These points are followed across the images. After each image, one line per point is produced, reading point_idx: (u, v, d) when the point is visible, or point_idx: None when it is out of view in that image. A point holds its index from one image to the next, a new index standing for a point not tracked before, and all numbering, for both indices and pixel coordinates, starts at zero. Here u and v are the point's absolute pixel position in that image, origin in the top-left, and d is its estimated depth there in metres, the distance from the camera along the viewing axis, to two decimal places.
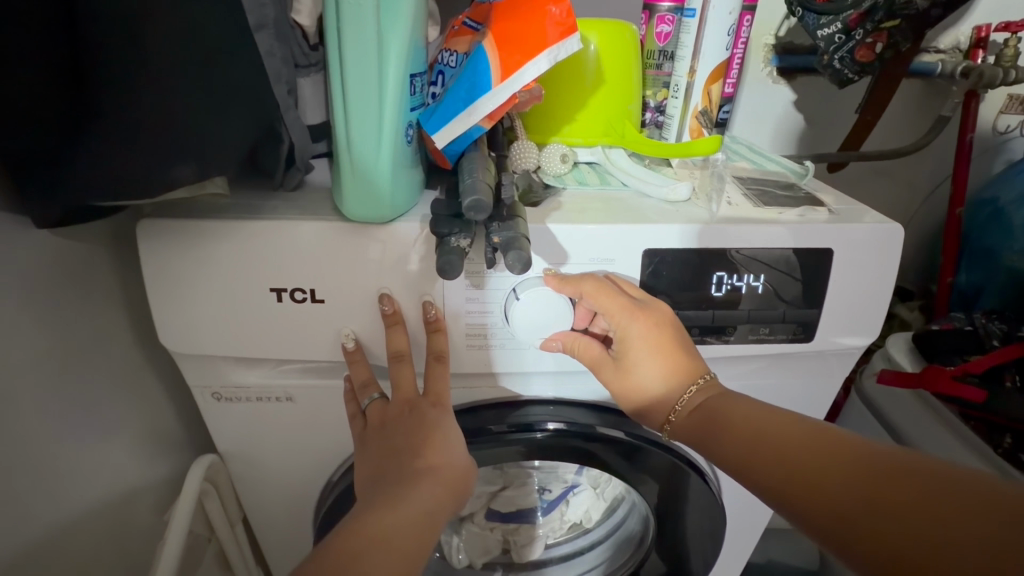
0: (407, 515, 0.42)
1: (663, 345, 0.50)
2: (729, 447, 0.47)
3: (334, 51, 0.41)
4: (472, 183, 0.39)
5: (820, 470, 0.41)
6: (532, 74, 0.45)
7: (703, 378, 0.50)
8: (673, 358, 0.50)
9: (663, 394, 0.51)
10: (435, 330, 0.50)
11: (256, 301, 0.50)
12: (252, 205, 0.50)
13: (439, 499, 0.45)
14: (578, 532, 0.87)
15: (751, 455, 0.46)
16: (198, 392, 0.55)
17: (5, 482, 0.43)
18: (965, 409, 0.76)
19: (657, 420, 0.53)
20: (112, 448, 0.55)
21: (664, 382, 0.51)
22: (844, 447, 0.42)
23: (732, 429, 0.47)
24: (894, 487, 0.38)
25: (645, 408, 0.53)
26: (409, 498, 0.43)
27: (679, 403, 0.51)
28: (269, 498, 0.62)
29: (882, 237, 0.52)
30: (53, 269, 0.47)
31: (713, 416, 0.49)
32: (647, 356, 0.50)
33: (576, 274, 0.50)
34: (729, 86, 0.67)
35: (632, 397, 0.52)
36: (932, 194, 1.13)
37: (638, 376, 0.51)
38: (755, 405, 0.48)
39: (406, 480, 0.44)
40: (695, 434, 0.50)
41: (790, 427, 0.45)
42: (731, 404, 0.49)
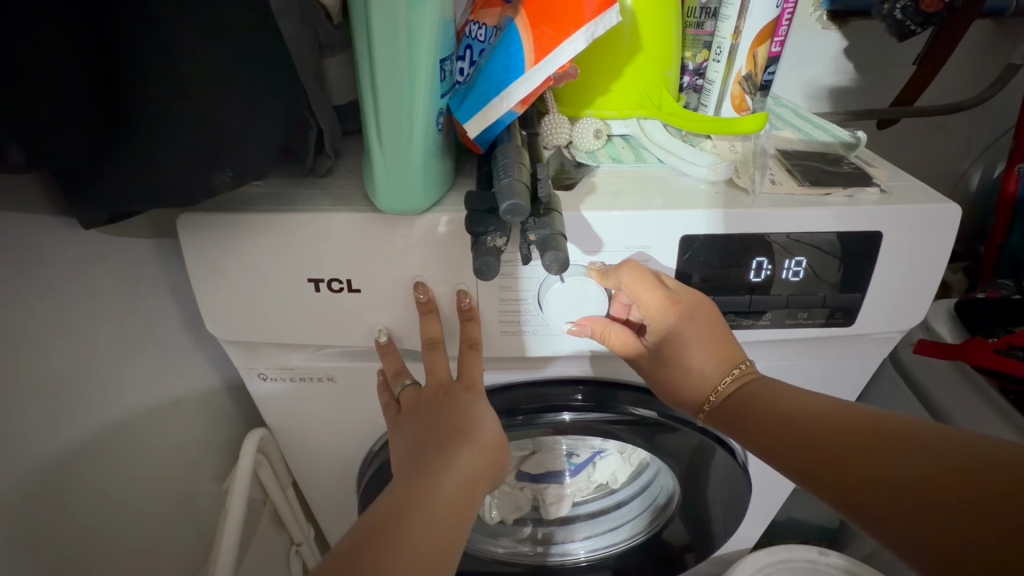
0: (449, 486, 0.44)
1: (701, 337, 0.50)
2: (760, 430, 0.48)
3: (361, 33, 0.39)
4: (508, 183, 0.38)
5: (832, 445, 0.44)
6: (568, 53, 0.42)
7: (742, 365, 0.51)
8: (714, 347, 0.50)
9: (699, 384, 0.52)
10: (468, 318, 0.51)
11: (296, 291, 0.51)
12: (285, 194, 0.50)
13: (478, 470, 0.46)
14: (604, 492, 0.91)
15: (779, 438, 0.47)
16: (245, 373, 0.58)
17: (78, 460, 0.48)
18: (1004, 382, 0.76)
19: (692, 406, 0.54)
20: (170, 426, 0.59)
21: (703, 371, 0.52)
22: (850, 420, 0.44)
23: (760, 410, 0.49)
24: (896, 456, 0.40)
25: (681, 397, 0.54)
26: (450, 468, 0.45)
27: (715, 391, 0.52)
28: (315, 469, 0.67)
29: (938, 217, 0.49)
30: (102, 264, 0.48)
31: (747, 405, 0.50)
32: (689, 347, 0.50)
33: (613, 264, 0.49)
34: (778, 45, 0.60)
35: (667, 379, 0.54)
36: (990, 148, 1.06)
37: (679, 362, 0.52)
38: (789, 393, 0.49)
39: (445, 451, 0.46)
40: (731, 419, 0.51)
41: (817, 413, 0.46)
42: (766, 391, 0.50)
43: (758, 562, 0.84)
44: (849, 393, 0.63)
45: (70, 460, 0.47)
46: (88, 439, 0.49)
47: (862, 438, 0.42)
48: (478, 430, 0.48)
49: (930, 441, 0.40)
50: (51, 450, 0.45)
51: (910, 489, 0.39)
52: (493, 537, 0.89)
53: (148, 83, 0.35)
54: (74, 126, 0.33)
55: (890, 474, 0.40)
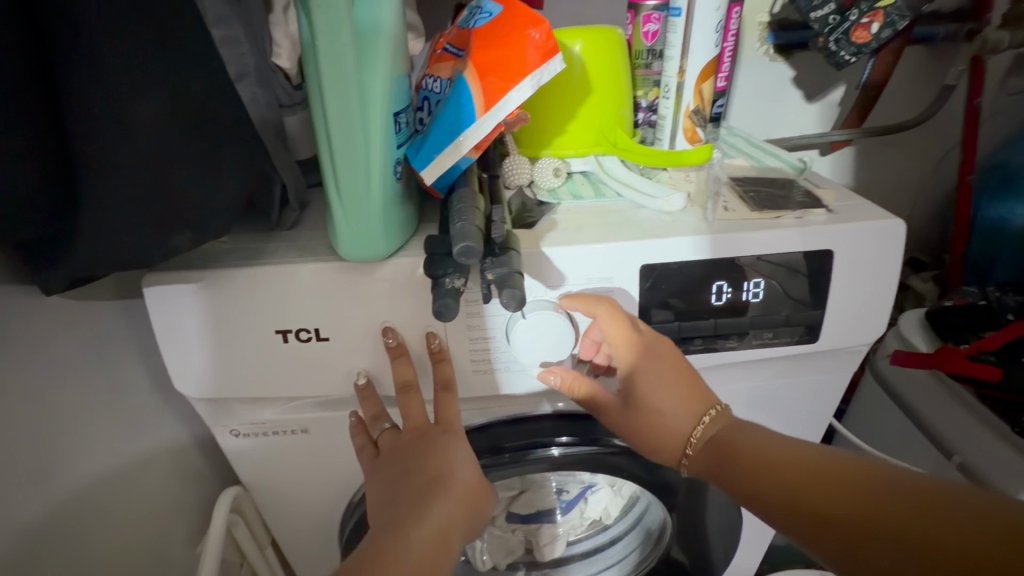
0: (421, 539, 0.44)
1: (668, 380, 0.51)
2: (740, 477, 0.47)
3: (316, 97, 0.41)
4: (461, 227, 0.39)
5: (811, 496, 0.43)
6: (516, 101, 0.45)
7: (715, 410, 0.51)
8: (683, 391, 0.51)
9: (675, 428, 0.52)
10: (439, 360, 0.51)
11: (264, 343, 0.51)
12: (252, 249, 0.51)
13: (453, 518, 0.46)
14: (598, 529, 0.89)
15: (760, 484, 0.46)
16: (217, 430, 0.57)
17: (42, 533, 0.46)
18: (980, 388, 0.78)
19: (672, 455, 0.53)
20: (139, 491, 0.57)
21: (678, 416, 0.51)
22: (825, 465, 0.44)
23: (736, 459, 0.48)
24: (875, 504, 0.40)
25: (661, 444, 0.53)
26: (424, 520, 0.45)
27: (689, 440, 0.51)
28: (294, 525, 0.65)
29: (885, 233, 0.51)
30: (68, 329, 0.48)
31: (721, 454, 0.49)
32: (662, 390, 0.51)
33: (589, 293, 0.51)
34: (722, 80, 0.66)
35: (643, 426, 0.53)
36: (942, 162, 1.12)
37: (654, 407, 0.52)
38: (762, 438, 0.48)
39: (420, 503, 0.46)
40: (709, 467, 0.51)
41: (792, 457, 0.46)
42: (740, 433, 0.49)
43: None
44: (826, 408, 0.64)
45: (34, 535, 0.45)
46: (53, 510, 0.47)
47: (843, 483, 0.42)
48: (453, 475, 0.48)
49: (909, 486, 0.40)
50: (15, 526, 0.43)
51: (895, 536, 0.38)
52: None
53: (103, 153, 0.36)
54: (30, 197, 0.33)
55: (875, 522, 0.39)
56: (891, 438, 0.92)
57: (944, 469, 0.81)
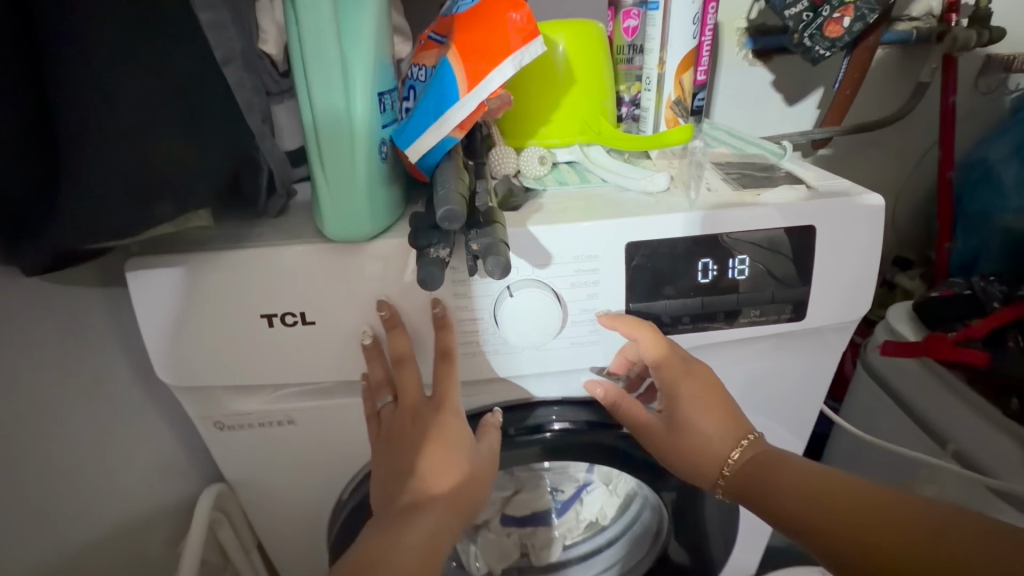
0: (411, 538, 0.45)
1: (707, 401, 0.53)
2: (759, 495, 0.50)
3: (299, 78, 0.42)
4: (444, 194, 0.39)
5: (854, 521, 0.44)
6: (498, 80, 0.45)
7: (751, 436, 0.52)
8: (723, 415, 0.53)
9: (716, 451, 0.52)
10: (441, 326, 0.50)
11: (248, 328, 0.50)
12: (237, 234, 0.51)
13: (444, 518, 0.47)
14: (595, 531, 0.87)
15: (777, 503, 0.48)
16: (200, 422, 0.56)
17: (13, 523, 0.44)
18: (971, 373, 0.77)
19: (709, 477, 0.53)
20: (118, 487, 0.55)
21: (719, 439, 0.52)
22: (839, 487, 0.46)
23: (779, 482, 0.49)
24: (918, 527, 0.41)
25: (699, 467, 0.53)
26: (416, 522, 0.46)
27: (727, 463, 0.52)
28: (280, 523, 0.63)
29: (867, 210, 0.52)
30: (48, 315, 0.47)
31: (760, 477, 0.50)
32: (706, 414, 0.52)
33: (632, 317, 0.53)
34: (700, 74, 0.67)
35: (685, 450, 0.53)
36: (922, 161, 1.14)
37: (698, 431, 0.53)
38: (798, 465, 0.50)
39: (412, 506, 0.47)
40: (742, 489, 0.51)
41: (809, 478, 0.48)
42: (771, 456, 0.51)
43: None
44: (817, 390, 0.64)
45: None
46: (28, 500, 0.46)
47: (857, 506, 0.44)
48: (445, 471, 0.49)
49: (922, 511, 0.42)
50: None
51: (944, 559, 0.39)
52: None
53: (85, 119, 0.36)
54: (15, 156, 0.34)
55: (923, 549, 0.40)
56: (885, 431, 0.92)
57: (939, 458, 0.80)
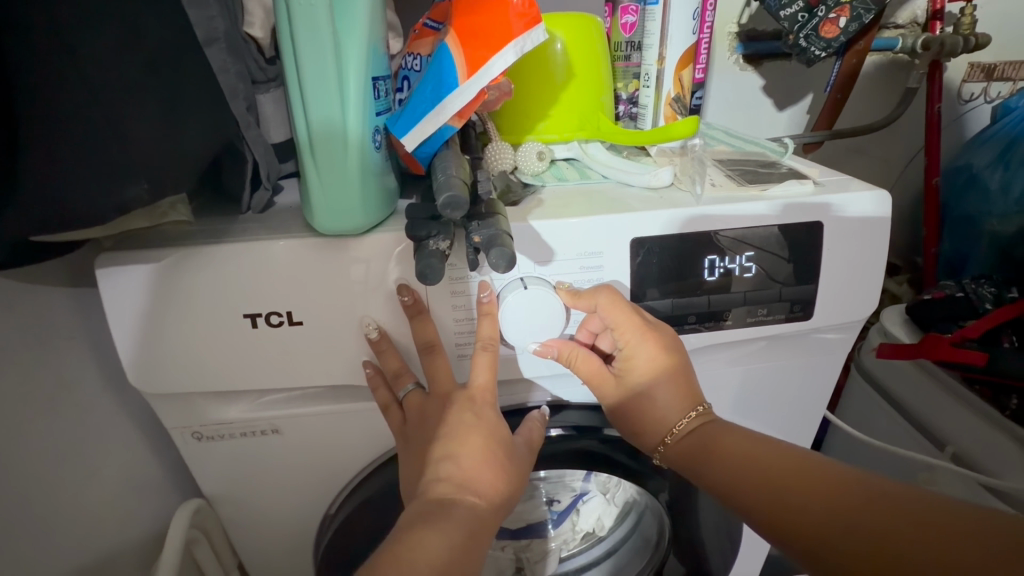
0: (448, 536, 0.40)
1: (660, 371, 0.50)
2: (722, 477, 0.48)
3: (289, 59, 0.40)
4: (445, 181, 0.37)
5: (782, 494, 0.45)
6: (500, 66, 0.43)
7: (701, 408, 0.51)
8: (678, 384, 0.51)
9: (663, 416, 0.52)
10: (486, 313, 0.48)
11: (231, 329, 0.47)
12: (219, 229, 0.48)
13: (480, 514, 0.43)
14: (592, 541, 0.84)
15: (745, 488, 0.47)
16: (177, 433, 0.52)
17: None
18: (968, 373, 0.75)
19: (650, 441, 0.53)
20: (86, 504, 0.51)
21: (667, 406, 0.51)
22: (811, 475, 0.45)
23: (721, 455, 0.49)
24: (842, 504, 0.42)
25: (642, 428, 0.53)
26: (449, 517, 0.41)
27: (670, 431, 0.52)
28: (260, 539, 0.59)
29: (872, 205, 0.51)
30: (12, 317, 0.44)
31: (704, 447, 0.50)
32: (661, 380, 0.50)
33: (588, 288, 0.49)
34: (699, 72, 0.66)
35: (632, 410, 0.53)
36: (908, 167, 1.15)
37: (648, 394, 0.51)
38: (747, 438, 0.49)
39: (443, 498, 0.42)
40: (686, 458, 0.51)
41: (778, 465, 0.46)
42: (724, 432, 0.50)
43: None
44: (821, 392, 0.62)
45: None
46: None
47: (829, 494, 0.43)
48: (485, 468, 0.45)
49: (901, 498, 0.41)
50: None
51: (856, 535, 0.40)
52: None
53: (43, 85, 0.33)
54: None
55: (848, 527, 0.41)
56: (881, 433, 0.91)
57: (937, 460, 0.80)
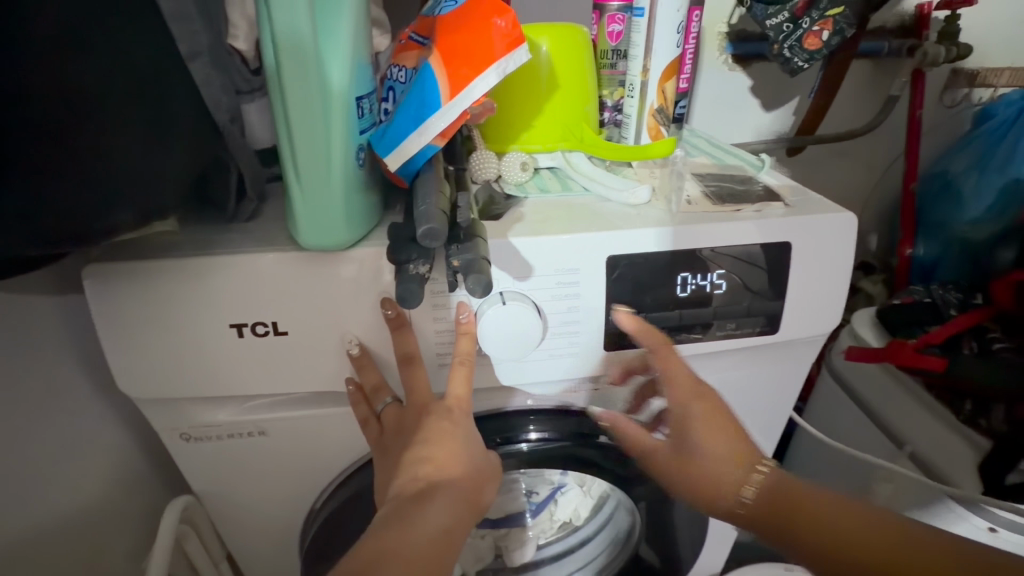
0: (427, 531, 0.42)
1: (727, 432, 0.50)
2: (766, 524, 0.48)
3: (274, 78, 0.40)
4: (426, 210, 0.39)
5: (817, 543, 0.44)
6: (481, 89, 0.44)
7: (763, 468, 0.49)
8: (727, 440, 0.50)
9: (729, 479, 0.49)
10: (464, 333, 0.49)
11: (217, 338, 0.48)
12: (204, 240, 0.49)
13: (457, 510, 0.45)
14: (568, 531, 0.87)
15: (786, 536, 0.46)
16: (165, 434, 0.54)
17: None
18: (930, 377, 0.78)
19: (724, 507, 0.50)
20: (77, 502, 0.53)
21: (725, 466, 0.50)
22: (846, 520, 0.44)
23: (770, 512, 0.47)
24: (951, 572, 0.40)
25: (711, 494, 0.50)
26: (427, 512, 0.43)
27: (739, 502, 0.49)
28: (247, 532, 0.61)
29: (839, 226, 0.53)
30: (1, 324, 0.45)
31: (775, 506, 0.47)
32: (710, 437, 0.50)
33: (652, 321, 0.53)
34: (683, 82, 0.68)
35: (694, 475, 0.51)
36: (888, 170, 1.18)
37: (705, 454, 0.51)
38: (794, 488, 0.47)
39: (422, 496, 0.44)
40: (761, 522, 0.48)
41: (808, 512, 0.46)
42: (789, 484, 0.47)
43: None
44: (786, 399, 0.66)
45: None
46: None
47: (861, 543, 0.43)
48: (460, 469, 0.47)
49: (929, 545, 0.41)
50: None
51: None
52: None
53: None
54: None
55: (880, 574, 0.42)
56: (846, 431, 0.95)
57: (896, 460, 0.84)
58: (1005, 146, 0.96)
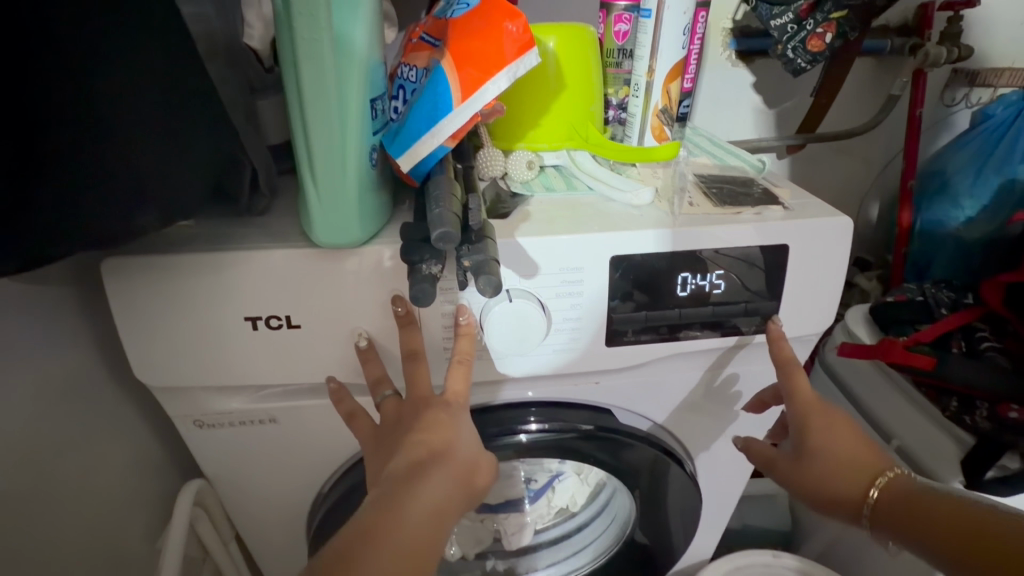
0: (414, 515, 0.42)
1: (843, 435, 0.53)
2: (877, 509, 0.50)
3: (291, 81, 0.40)
4: (438, 214, 0.41)
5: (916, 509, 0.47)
6: (492, 93, 0.45)
7: (892, 473, 0.50)
8: (858, 445, 0.52)
9: (853, 483, 0.51)
10: (463, 333, 0.51)
11: (232, 331, 0.50)
12: (219, 234, 0.50)
13: (447, 495, 0.44)
14: (565, 517, 0.90)
15: (891, 512, 0.49)
16: (180, 420, 0.56)
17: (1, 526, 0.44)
18: (918, 375, 0.80)
19: (850, 511, 0.51)
20: (96, 485, 0.55)
21: (851, 469, 0.51)
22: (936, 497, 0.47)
23: (888, 500, 0.49)
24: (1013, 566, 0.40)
25: (834, 502, 0.52)
26: (415, 496, 0.42)
27: (867, 501, 0.50)
28: (258, 515, 0.63)
29: (835, 230, 0.55)
30: (22, 315, 0.46)
31: (900, 502, 0.48)
32: (835, 441, 0.52)
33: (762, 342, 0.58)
34: (688, 82, 0.68)
35: (813, 476, 0.53)
36: (886, 168, 1.19)
37: (825, 459, 0.52)
38: (893, 484, 0.50)
39: (412, 477, 0.43)
40: (890, 522, 0.49)
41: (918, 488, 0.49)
42: (907, 486, 0.49)
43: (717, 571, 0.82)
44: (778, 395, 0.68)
45: None
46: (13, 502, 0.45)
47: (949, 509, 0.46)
48: (453, 450, 0.46)
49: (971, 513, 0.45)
50: None
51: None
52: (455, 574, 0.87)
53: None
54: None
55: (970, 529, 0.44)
56: None
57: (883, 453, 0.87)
58: (1001, 147, 0.99)
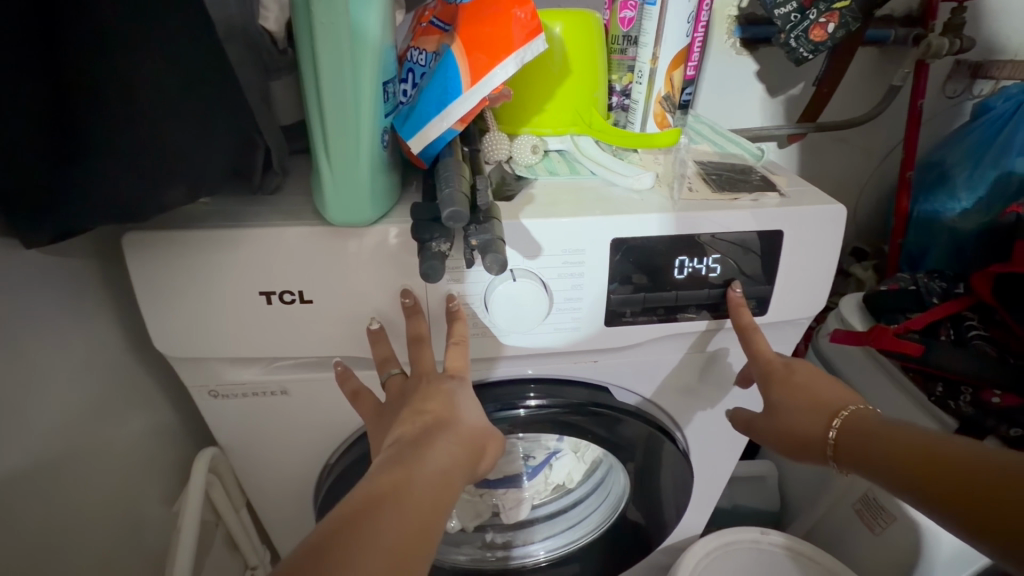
0: (425, 475, 0.41)
1: (799, 384, 0.55)
2: (846, 450, 0.49)
3: (307, 62, 0.42)
4: (450, 193, 0.43)
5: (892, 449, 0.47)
6: (500, 78, 0.47)
7: (847, 412, 0.51)
8: (813, 391, 0.54)
9: (811, 427, 0.52)
10: (455, 318, 0.53)
11: (247, 304, 0.52)
12: (233, 212, 0.52)
13: (455, 458, 0.44)
14: (561, 493, 0.94)
15: (865, 453, 0.48)
16: (195, 390, 0.58)
17: (35, 482, 0.47)
18: (906, 361, 0.82)
19: (816, 455, 0.52)
20: (117, 449, 0.58)
21: (807, 415, 0.53)
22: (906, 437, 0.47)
23: (856, 438, 0.49)
24: (970, 490, 0.41)
25: (802, 448, 0.53)
26: (423, 458, 0.42)
27: (827, 443, 0.51)
28: (268, 482, 0.66)
29: (827, 217, 0.57)
30: (48, 286, 0.48)
31: (859, 439, 0.49)
32: (792, 390, 0.55)
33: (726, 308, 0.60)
34: (690, 70, 0.69)
35: (779, 428, 0.55)
36: (886, 159, 1.21)
37: (784, 409, 0.55)
38: (860, 424, 0.49)
39: (420, 442, 0.44)
40: (851, 458, 0.49)
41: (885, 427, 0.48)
42: (863, 422, 0.50)
43: (707, 546, 0.86)
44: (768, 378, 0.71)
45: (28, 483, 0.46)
46: (45, 462, 0.48)
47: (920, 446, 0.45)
48: (457, 419, 0.47)
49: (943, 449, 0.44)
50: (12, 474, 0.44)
51: (1017, 513, 0.38)
52: (456, 545, 0.90)
53: (96, 91, 0.36)
54: (19, 124, 0.34)
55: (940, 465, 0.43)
56: None
57: None
58: (999, 140, 0.99)
